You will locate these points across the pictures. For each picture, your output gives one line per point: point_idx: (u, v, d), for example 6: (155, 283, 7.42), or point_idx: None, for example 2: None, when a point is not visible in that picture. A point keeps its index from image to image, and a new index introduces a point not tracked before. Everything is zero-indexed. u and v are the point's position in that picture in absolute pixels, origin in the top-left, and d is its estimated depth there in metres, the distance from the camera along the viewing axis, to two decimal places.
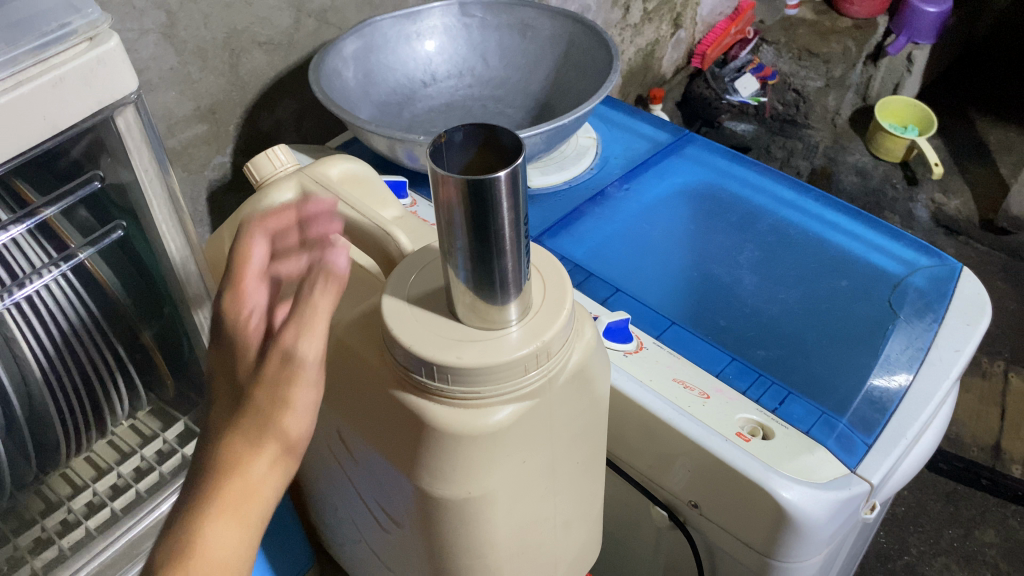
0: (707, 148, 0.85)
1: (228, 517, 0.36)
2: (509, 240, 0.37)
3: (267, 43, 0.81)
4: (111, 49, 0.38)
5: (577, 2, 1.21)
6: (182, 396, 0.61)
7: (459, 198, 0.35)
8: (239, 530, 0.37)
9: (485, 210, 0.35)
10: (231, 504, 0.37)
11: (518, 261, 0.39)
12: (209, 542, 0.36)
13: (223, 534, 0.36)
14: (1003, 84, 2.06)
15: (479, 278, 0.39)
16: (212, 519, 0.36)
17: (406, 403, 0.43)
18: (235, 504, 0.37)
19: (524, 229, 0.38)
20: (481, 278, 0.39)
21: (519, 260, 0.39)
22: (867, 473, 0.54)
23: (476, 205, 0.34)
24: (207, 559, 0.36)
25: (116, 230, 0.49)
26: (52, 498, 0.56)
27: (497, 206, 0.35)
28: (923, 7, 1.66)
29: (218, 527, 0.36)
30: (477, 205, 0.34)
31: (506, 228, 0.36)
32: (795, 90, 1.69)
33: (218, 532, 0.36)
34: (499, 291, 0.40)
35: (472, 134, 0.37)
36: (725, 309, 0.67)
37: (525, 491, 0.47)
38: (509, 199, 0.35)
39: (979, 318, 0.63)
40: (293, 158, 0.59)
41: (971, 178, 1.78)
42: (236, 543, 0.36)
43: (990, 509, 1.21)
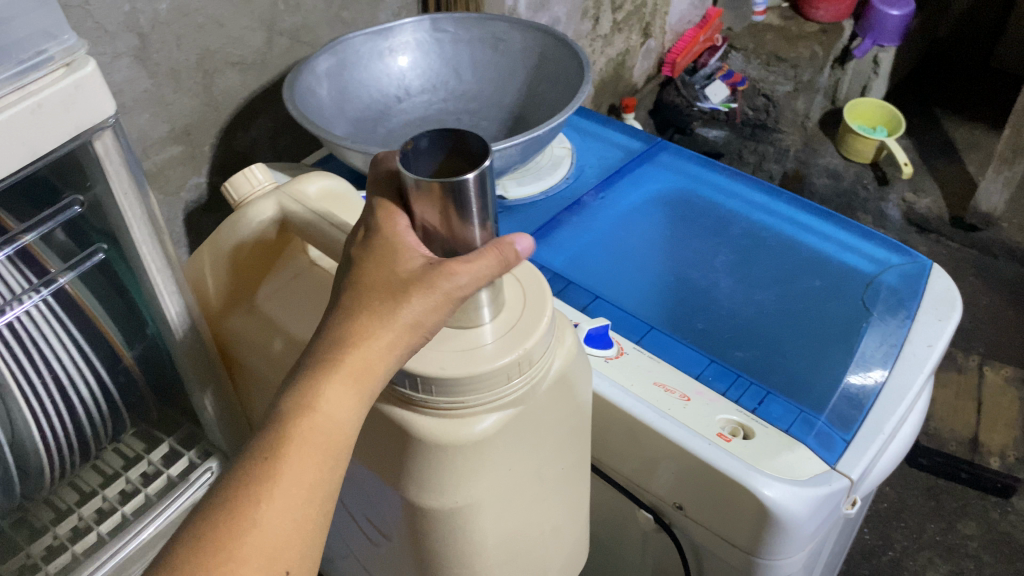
0: (680, 155, 0.86)
1: (347, 383, 0.36)
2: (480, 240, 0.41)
3: (240, 63, 0.81)
4: (88, 74, 0.39)
5: (547, 14, 1.22)
6: (167, 419, 0.62)
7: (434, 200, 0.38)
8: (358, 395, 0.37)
9: (456, 210, 0.38)
10: (353, 372, 0.36)
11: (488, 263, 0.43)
12: (328, 407, 0.36)
13: (343, 399, 0.36)
14: (967, 83, 2.10)
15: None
16: (333, 382, 0.36)
17: (391, 416, 0.44)
18: (357, 374, 0.36)
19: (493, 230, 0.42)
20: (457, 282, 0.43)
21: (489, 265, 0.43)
22: (846, 469, 0.55)
23: (448, 206, 0.38)
24: (326, 421, 0.36)
25: (96, 254, 0.49)
26: (38, 524, 0.56)
27: (466, 207, 0.38)
28: (887, 10, 1.69)
29: (339, 391, 0.36)
30: (449, 206, 0.38)
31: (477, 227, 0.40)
32: (765, 96, 1.71)
33: (336, 397, 0.36)
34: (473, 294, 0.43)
35: (437, 141, 0.40)
36: (702, 312, 0.68)
37: (513, 498, 0.48)
38: (477, 199, 0.38)
39: (950, 313, 0.65)
40: (271, 177, 0.60)
41: (940, 176, 1.81)
42: (354, 412, 0.37)
43: (970, 502, 1.23)
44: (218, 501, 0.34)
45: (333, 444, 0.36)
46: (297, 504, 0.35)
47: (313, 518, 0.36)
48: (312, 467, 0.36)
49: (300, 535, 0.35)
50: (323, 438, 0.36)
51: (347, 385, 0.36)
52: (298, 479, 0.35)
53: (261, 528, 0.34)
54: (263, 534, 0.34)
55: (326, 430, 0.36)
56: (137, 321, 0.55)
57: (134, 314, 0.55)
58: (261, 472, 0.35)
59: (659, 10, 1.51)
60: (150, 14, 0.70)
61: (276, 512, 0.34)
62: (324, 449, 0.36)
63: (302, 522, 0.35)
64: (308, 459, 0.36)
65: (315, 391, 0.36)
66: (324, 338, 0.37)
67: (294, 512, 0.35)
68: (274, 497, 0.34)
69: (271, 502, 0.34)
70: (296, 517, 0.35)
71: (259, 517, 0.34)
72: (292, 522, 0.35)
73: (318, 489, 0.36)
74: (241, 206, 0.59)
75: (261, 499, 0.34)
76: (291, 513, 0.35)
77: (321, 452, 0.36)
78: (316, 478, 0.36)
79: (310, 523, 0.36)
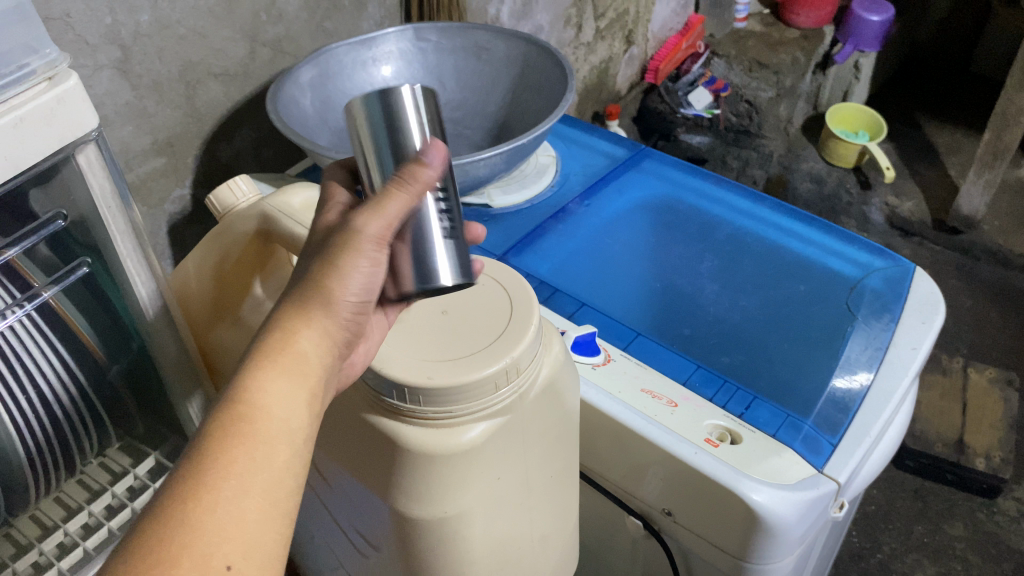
0: (663, 161, 0.86)
1: (286, 375, 0.37)
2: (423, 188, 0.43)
3: (222, 74, 0.81)
4: (71, 88, 0.39)
5: (529, 22, 1.22)
6: (151, 432, 0.61)
7: (373, 122, 0.43)
8: (299, 391, 0.38)
9: (394, 132, 0.42)
10: (285, 368, 0.37)
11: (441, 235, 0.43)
12: (273, 406, 0.36)
13: (282, 392, 0.37)
14: (947, 87, 2.12)
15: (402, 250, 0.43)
16: (272, 377, 0.37)
17: (379, 425, 0.44)
18: (295, 367, 0.38)
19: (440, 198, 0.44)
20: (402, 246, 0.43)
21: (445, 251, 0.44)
22: (833, 473, 0.55)
23: (386, 126, 0.42)
24: (270, 415, 0.36)
25: (81, 267, 0.48)
26: (22, 541, 0.55)
27: (403, 125, 0.42)
28: (867, 16, 1.70)
29: (279, 385, 0.37)
30: (387, 126, 0.42)
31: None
32: (748, 101, 1.72)
33: (276, 392, 0.37)
34: (428, 270, 0.43)
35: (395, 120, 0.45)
36: (688, 318, 0.68)
37: (502, 507, 0.48)
38: (413, 127, 0.42)
39: (933, 316, 0.65)
40: (255, 188, 0.60)
41: (922, 180, 1.83)
42: (297, 408, 0.37)
43: (957, 503, 1.24)
44: (157, 513, 0.32)
45: (283, 439, 0.36)
46: (253, 502, 0.34)
47: (274, 521, 0.34)
48: (260, 464, 0.35)
49: (258, 534, 0.33)
50: (269, 431, 0.35)
51: (287, 379, 0.37)
52: (248, 476, 0.34)
53: (213, 528, 0.32)
54: (218, 532, 0.32)
55: (270, 425, 0.36)
56: (122, 335, 0.55)
57: (120, 328, 0.55)
58: (216, 464, 0.34)
59: (641, 18, 1.52)
60: (131, 26, 0.70)
61: (230, 510, 0.33)
62: (271, 444, 0.35)
63: (269, 512, 0.34)
64: (254, 457, 0.35)
65: (255, 387, 0.36)
66: (259, 347, 0.38)
67: (247, 509, 0.33)
68: (223, 495, 0.33)
69: (220, 502, 0.33)
70: (251, 515, 0.33)
71: (212, 519, 0.32)
72: (247, 518, 0.33)
73: (273, 489, 0.35)
74: (225, 219, 0.58)
75: (210, 500, 0.32)
76: (247, 509, 0.33)
77: (268, 448, 0.35)
78: (274, 476, 0.35)
79: (269, 522, 0.34)
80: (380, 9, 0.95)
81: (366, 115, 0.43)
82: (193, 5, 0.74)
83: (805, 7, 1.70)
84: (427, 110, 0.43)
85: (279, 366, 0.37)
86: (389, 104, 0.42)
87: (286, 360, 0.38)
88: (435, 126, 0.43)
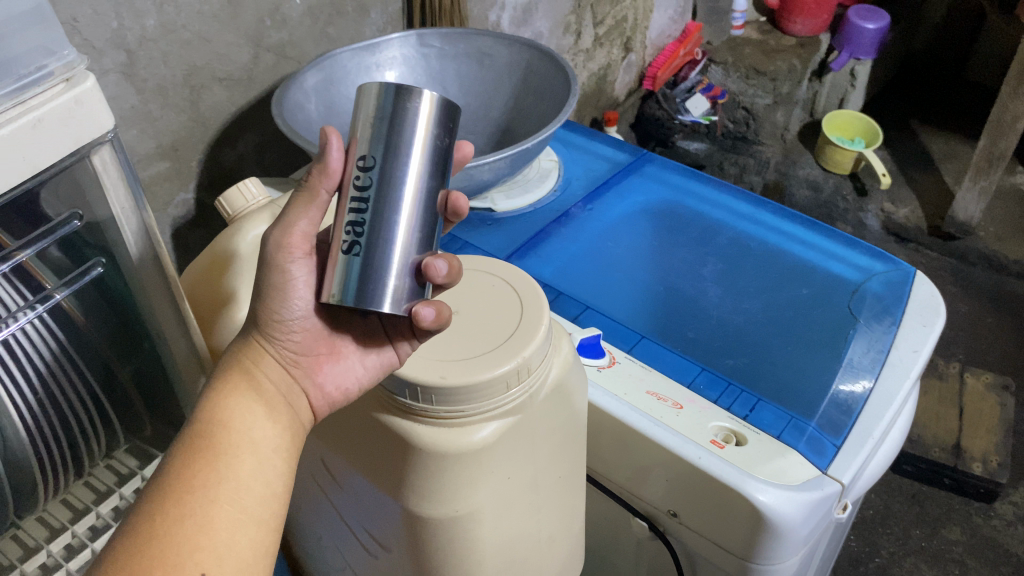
0: (665, 166, 0.87)
1: (242, 396, 0.42)
2: (395, 203, 0.41)
3: (226, 79, 0.81)
4: (88, 89, 0.39)
5: (530, 29, 1.23)
6: (160, 435, 0.61)
7: (376, 124, 0.41)
8: (256, 410, 0.42)
9: (391, 140, 0.41)
10: (242, 391, 0.43)
11: (394, 257, 0.42)
12: (237, 424, 0.41)
13: (240, 409, 0.41)
14: (942, 95, 2.14)
15: (350, 259, 0.42)
16: (229, 399, 0.42)
17: (392, 425, 0.45)
18: (249, 389, 0.43)
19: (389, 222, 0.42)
20: (353, 256, 0.42)
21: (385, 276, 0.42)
22: (837, 474, 0.56)
23: (385, 131, 0.41)
24: (230, 429, 0.40)
25: (94, 267, 0.49)
26: (30, 543, 0.55)
27: (402, 139, 0.41)
28: (864, 23, 1.71)
29: (239, 404, 0.42)
30: (386, 131, 0.41)
31: (399, 188, 0.41)
32: (745, 108, 1.75)
33: (236, 410, 0.41)
34: (366, 292, 0.42)
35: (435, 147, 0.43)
36: (692, 321, 0.69)
37: (511, 507, 0.48)
38: (413, 142, 0.41)
39: (934, 319, 0.66)
40: (264, 191, 0.63)
41: (918, 187, 1.84)
42: (256, 422, 0.41)
43: (954, 508, 1.24)
44: (129, 530, 0.36)
45: (245, 449, 0.40)
46: (222, 508, 0.37)
47: (246, 524, 0.38)
48: (223, 474, 0.39)
49: (232, 536, 0.37)
50: (230, 443, 0.40)
51: (244, 399, 0.42)
52: (215, 485, 0.38)
53: (186, 533, 0.36)
54: (190, 537, 0.36)
55: (231, 437, 0.40)
56: (133, 337, 0.55)
57: (130, 329, 0.55)
58: (188, 479, 0.37)
59: (639, 24, 1.53)
60: (137, 31, 0.71)
61: (200, 518, 0.36)
62: (233, 454, 0.39)
63: (241, 519, 0.38)
64: (217, 469, 0.39)
65: (213, 409, 0.41)
66: (216, 381, 0.43)
67: (216, 514, 0.37)
68: (192, 505, 0.37)
69: (187, 513, 0.36)
70: (221, 519, 0.37)
71: (184, 527, 0.36)
72: (217, 522, 0.37)
73: (241, 494, 0.38)
74: (236, 220, 0.61)
75: (178, 512, 0.36)
76: (217, 514, 0.37)
77: (230, 459, 0.39)
78: (243, 486, 0.39)
79: (239, 525, 0.38)
80: (383, 15, 0.96)
81: (370, 111, 0.41)
82: (198, 10, 0.75)
83: (801, 15, 1.71)
84: (437, 126, 0.42)
85: (236, 391, 0.42)
86: (401, 111, 0.41)
87: (241, 385, 0.43)
88: (437, 141, 0.42)
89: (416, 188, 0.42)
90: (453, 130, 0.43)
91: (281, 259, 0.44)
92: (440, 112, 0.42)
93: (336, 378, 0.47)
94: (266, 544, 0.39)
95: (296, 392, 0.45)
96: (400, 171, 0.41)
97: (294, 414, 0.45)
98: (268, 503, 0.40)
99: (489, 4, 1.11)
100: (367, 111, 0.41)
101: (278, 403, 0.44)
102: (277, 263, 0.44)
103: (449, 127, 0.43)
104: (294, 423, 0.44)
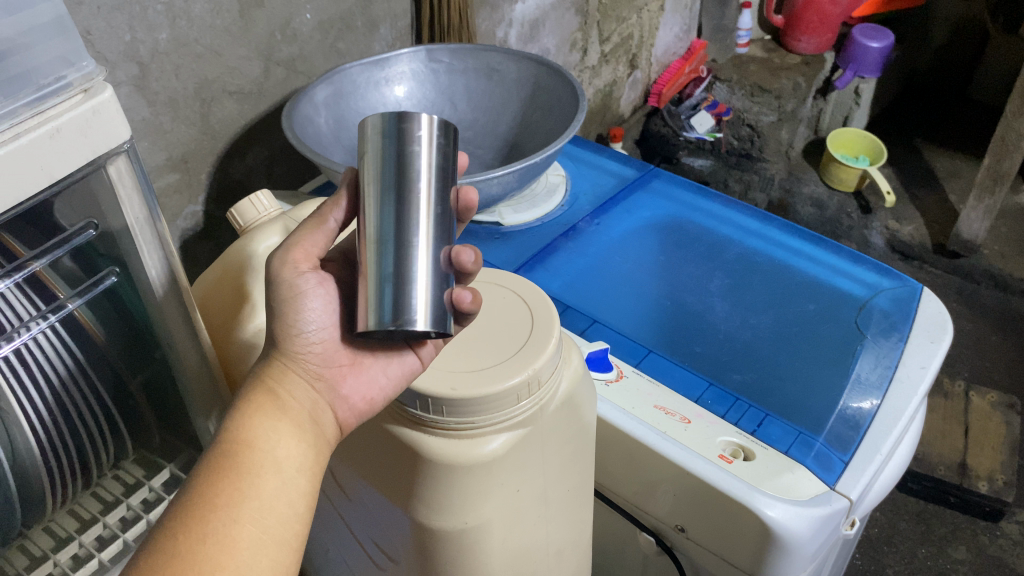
0: (672, 182, 0.87)
1: (268, 416, 0.42)
2: (418, 230, 0.42)
3: (237, 92, 0.82)
4: (106, 100, 0.40)
5: (537, 45, 1.24)
6: (167, 446, 0.62)
7: (384, 149, 0.42)
8: (279, 428, 0.42)
9: (402, 167, 0.42)
10: (264, 407, 0.42)
11: (424, 284, 0.42)
12: (263, 445, 0.40)
13: (264, 429, 0.41)
14: (945, 114, 2.15)
15: (383, 285, 0.41)
16: (253, 419, 0.41)
17: (404, 437, 0.45)
18: (274, 408, 0.42)
19: (417, 245, 0.42)
20: (388, 279, 0.41)
21: (432, 294, 0.42)
22: (845, 490, 0.56)
23: (396, 151, 0.42)
24: (255, 449, 0.40)
25: (110, 275, 0.49)
26: (36, 552, 0.55)
27: (411, 161, 0.42)
28: (866, 42, 1.70)
29: (264, 423, 0.41)
30: (397, 155, 0.42)
31: (418, 204, 0.42)
32: (750, 126, 1.73)
33: (259, 428, 0.41)
34: (404, 311, 0.41)
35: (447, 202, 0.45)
36: (701, 336, 0.69)
37: (519, 519, 0.49)
38: (425, 163, 0.42)
39: (942, 336, 0.66)
40: (275, 203, 0.64)
41: (922, 205, 1.84)
42: (280, 441, 0.41)
43: (960, 527, 1.24)
44: (151, 549, 0.36)
45: (269, 470, 0.40)
46: (244, 528, 0.37)
47: (266, 545, 0.38)
48: (246, 493, 0.38)
49: (254, 555, 0.37)
50: (254, 463, 0.39)
51: (271, 418, 0.42)
52: (237, 504, 0.38)
53: (207, 553, 0.36)
54: (211, 556, 0.36)
55: (256, 457, 0.40)
56: (144, 346, 0.56)
57: (140, 339, 0.55)
58: (207, 499, 0.37)
59: (644, 42, 1.54)
60: (150, 44, 0.71)
61: (222, 539, 0.36)
62: (257, 474, 0.39)
63: (262, 540, 0.38)
64: (240, 489, 0.38)
65: (240, 428, 0.41)
66: (241, 400, 0.43)
67: (240, 536, 0.37)
68: (214, 524, 0.37)
69: (210, 532, 0.36)
70: (244, 540, 0.37)
71: (206, 547, 0.36)
72: (239, 543, 0.37)
73: (263, 514, 0.38)
74: (247, 231, 0.62)
75: (200, 531, 0.36)
76: (239, 535, 0.37)
77: (253, 478, 0.39)
78: (259, 507, 0.38)
79: (259, 547, 0.38)
80: (392, 30, 0.97)
81: (375, 141, 0.43)
82: (210, 24, 0.75)
83: (806, 34, 1.71)
84: (443, 148, 0.43)
85: (261, 412, 0.42)
86: (407, 127, 0.42)
87: (267, 405, 0.42)
88: (443, 161, 0.43)
89: (430, 204, 0.43)
90: (452, 168, 0.45)
91: (287, 273, 0.45)
92: (439, 128, 0.43)
93: (358, 390, 0.45)
94: (287, 564, 0.39)
95: (320, 408, 0.44)
96: (420, 187, 0.42)
97: (319, 430, 0.44)
98: (290, 524, 0.39)
99: (497, 20, 1.11)
100: (372, 144, 0.43)
101: (302, 421, 0.43)
102: (285, 278, 0.44)
103: (450, 145, 0.44)
104: (320, 441, 0.43)
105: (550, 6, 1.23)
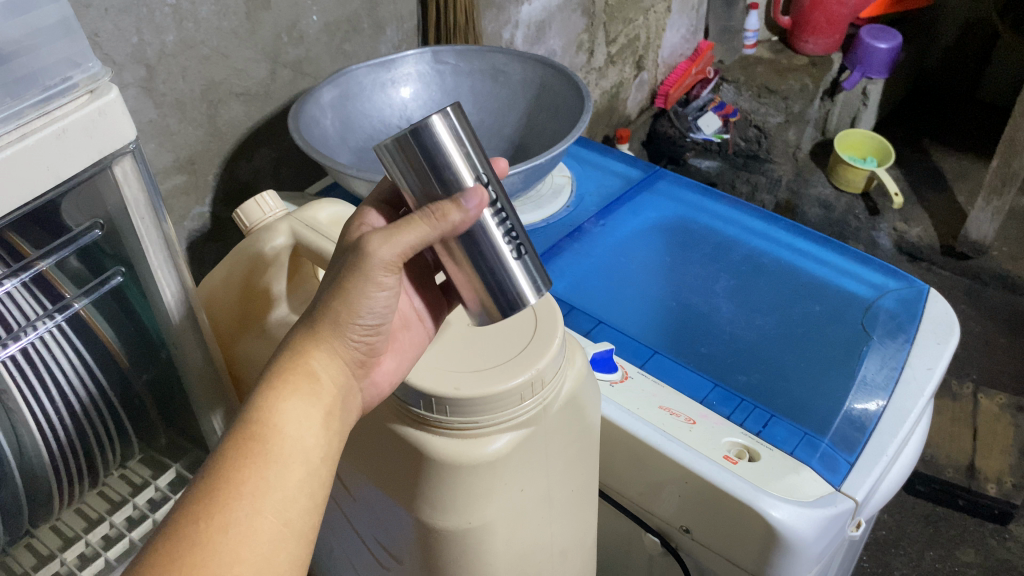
0: (679, 183, 0.87)
1: (302, 398, 0.39)
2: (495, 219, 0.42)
3: (244, 94, 0.82)
4: (111, 101, 0.40)
5: (542, 46, 1.24)
6: (173, 446, 0.62)
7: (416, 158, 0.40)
8: (312, 417, 0.39)
9: (444, 177, 0.40)
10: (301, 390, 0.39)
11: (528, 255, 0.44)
12: (293, 432, 0.38)
13: (299, 415, 0.39)
14: (953, 115, 2.14)
15: (494, 283, 0.44)
16: (287, 401, 0.39)
17: (409, 437, 0.45)
18: (309, 392, 0.40)
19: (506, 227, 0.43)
20: (499, 275, 0.43)
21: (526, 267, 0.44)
22: (851, 491, 0.55)
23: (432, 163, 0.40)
24: (285, 436, 0.38)
25: (116, 275, 0.49)
26: (43, 552, 0.55)
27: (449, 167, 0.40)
28: (874, 42, 1.69)
29: (297, 408, 0.39)
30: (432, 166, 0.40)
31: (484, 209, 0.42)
32: (757, 127, 1.72)
33: (294, 416, 0.39)
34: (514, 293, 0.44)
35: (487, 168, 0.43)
36: (705, 338, 0.69)
37: (522, 520, 0.49)
38: (455, 149, 0.40)
39: (948, 337, 0.65)
40: (281, 204, 0.63)
41: (930, 207, 1.83)
42: (310, 431, 0.39)
43: (968, 529, 1.23)
44: (170, 534, 0.35)
45: (296, 459, 0.38)
46: (266, 520, 0.36)
47: (285, 537, 0.37)
48: (271, 483, 0.37)
49: (271, 549, 0.36)
50: (282, 452, 0.38)
51: (304, 402, 0.39)
52: (262, 494, 0.36)
53: (226, 543, 0.35)
54: (231, 549, 0.35)
55: (284, 446, 0.38)
56: (150, 344, 0.55)
57: (144, 338, 0.55)
58: (229, 487, 0.36)
59: (651, 43, 1.55)
60: (157, 46, 0.71)
61: (243, 530, 0.35)
62: (285, 464, 0.38)
63: (282, 532, 0.37)
64: (266, 477, 0.37)
65: (270, 409, 0.38)
66: (275, 375, 0.39)
67: (261, 527, 0.36)
68: (236, 514, 0.35)
69: (231, 522, 0.35)
70: (264, 533, 0.36)
71: (227, 539, 0.35)
72: (259, 536, 0.36)
73: (285, 506, 0.37)
74: (254, 232, 0.61)
75: (222, 519, 0.35)
76: (260, 526, 0.36)
77: (281, 468, 0.37)
78: (283, 498, 0.37)
79: (279, 540, 0.37)
80: (398, 32, 0.97)
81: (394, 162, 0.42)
82: (217, 26, 0.76)
83: (814, 34, 1.71)
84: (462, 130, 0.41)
85: (296, 393, 0.39)
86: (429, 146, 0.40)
87: (302, 387, 0.39)
88: (467, 137, 0.41)
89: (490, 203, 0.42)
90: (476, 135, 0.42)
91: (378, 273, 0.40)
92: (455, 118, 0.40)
93: (385, 376, 0.45)
94: (303, 558, 0.38)
95: (353, 393, 0.42)
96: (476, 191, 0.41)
97: (343, 415, 0.42)
98: (309, 517, 0.38)
99: (503, 21, 1.12)
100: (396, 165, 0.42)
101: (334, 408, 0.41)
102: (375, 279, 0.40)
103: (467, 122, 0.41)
104: (342, 429, 0.42)
105: (556, 6, 1.23)
